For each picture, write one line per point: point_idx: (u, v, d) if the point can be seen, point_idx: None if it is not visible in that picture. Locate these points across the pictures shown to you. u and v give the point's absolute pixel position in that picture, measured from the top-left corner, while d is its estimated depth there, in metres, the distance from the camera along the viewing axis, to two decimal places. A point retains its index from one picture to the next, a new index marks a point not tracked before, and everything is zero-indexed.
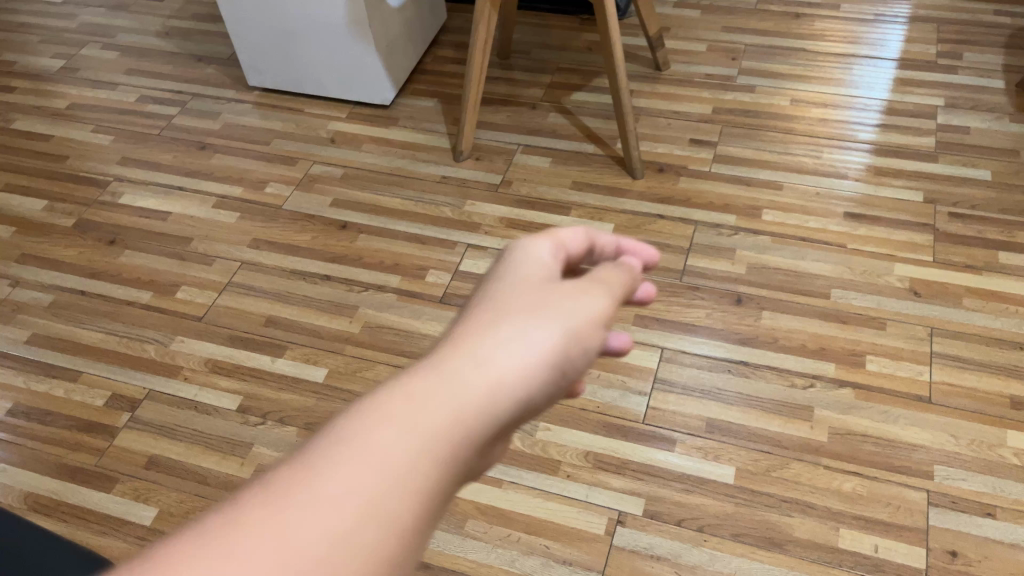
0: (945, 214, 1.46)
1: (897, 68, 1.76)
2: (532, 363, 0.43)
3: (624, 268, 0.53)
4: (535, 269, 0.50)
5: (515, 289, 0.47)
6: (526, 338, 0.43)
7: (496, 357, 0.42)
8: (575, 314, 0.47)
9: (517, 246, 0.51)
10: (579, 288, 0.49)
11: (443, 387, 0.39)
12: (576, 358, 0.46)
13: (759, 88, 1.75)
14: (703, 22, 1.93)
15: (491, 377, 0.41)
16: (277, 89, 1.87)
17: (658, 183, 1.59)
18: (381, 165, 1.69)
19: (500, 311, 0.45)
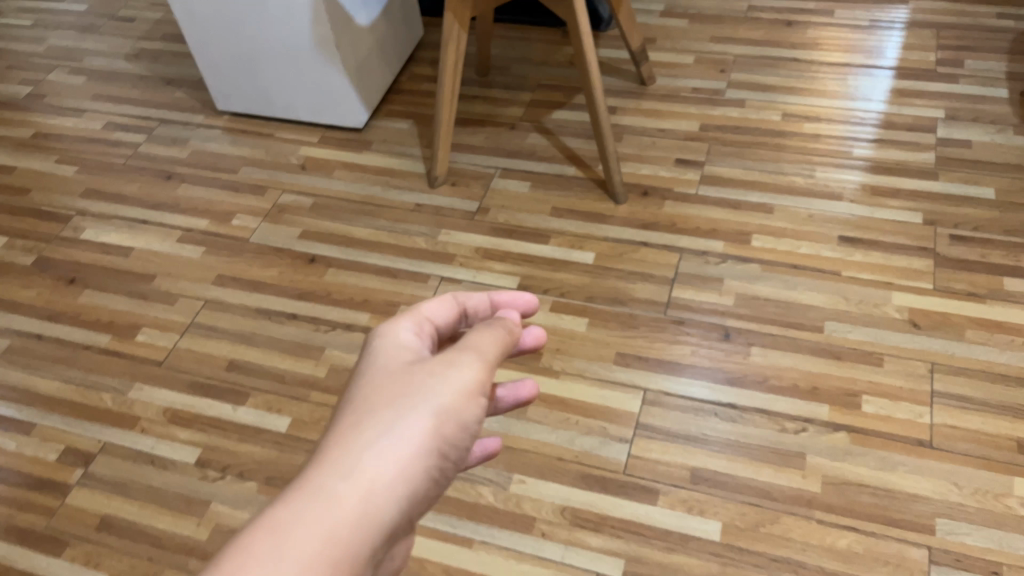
0: (945, 237, 1.38)
1: (894, 78, 1.67)
2: (404, 452, 0.52)
3: (491, 324, 0.62)
4: (399, 356, 0.59)
5: (386, 379, 0.56)
6: (406, 422, 0.54)
7: (366, 456, 0.51)
8: (440, 393, 0.56)
9: (381, 336, 0.60)
10: (443, 363, 0.58)
11: (319, 495, 0.48)
12: (455, 432, 0.56)
13: (749, 102, 1.67)
14: (691, 32, 1.85)
15: (365, 475, 0.50)
16: (248, 113, 1.80)
17: (643, 208, 1.51)
18: (353, 193, 1.62)
19: (369, 406, 0.54)
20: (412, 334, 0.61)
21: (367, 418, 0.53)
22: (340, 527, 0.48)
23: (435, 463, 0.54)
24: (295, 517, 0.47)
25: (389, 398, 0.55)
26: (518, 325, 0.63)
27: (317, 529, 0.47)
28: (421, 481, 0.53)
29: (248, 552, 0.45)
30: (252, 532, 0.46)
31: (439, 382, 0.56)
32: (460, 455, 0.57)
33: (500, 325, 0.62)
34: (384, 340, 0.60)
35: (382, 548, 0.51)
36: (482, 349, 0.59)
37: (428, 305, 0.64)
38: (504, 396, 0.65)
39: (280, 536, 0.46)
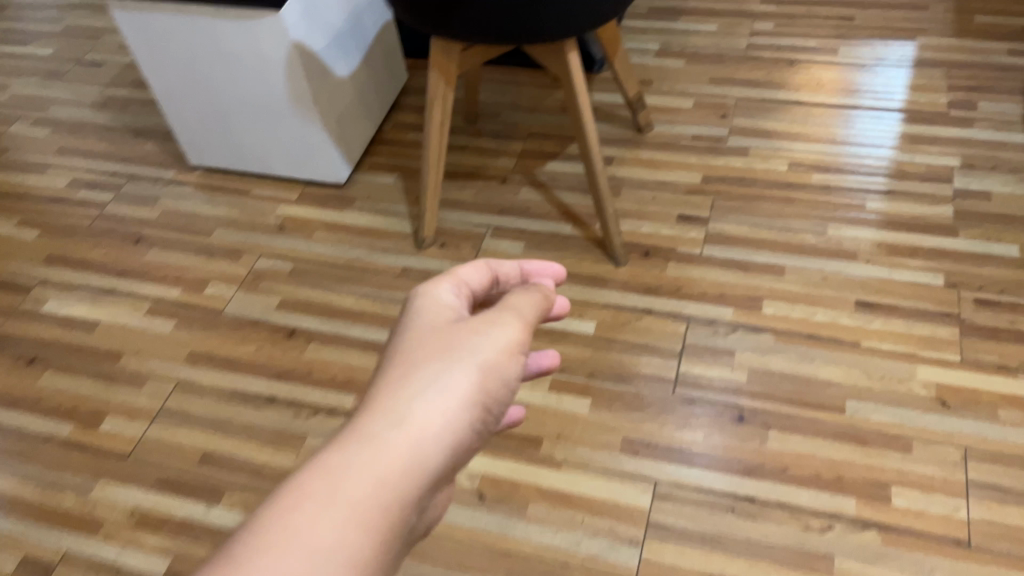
0: (969, 301, 1.29)
1: (905, 122, 1.58)
2: (453, 402, 0.50)
3: (526, 292, 0.61)
4: (440, 313, 0.57)
5: (431, 333, 0.54)
6: (456, 374, 0.51)
7: (415, 402, 0.48)
8: (484, 348, 0.54)
9: (421, 296, 0.59)
10: (485, 321, 0.56)
11: (369, 442, 0.45)
12: (498, 387, 0.54)
13: (753, 150, 1.58)
14: (688, 73, 1.75)
15: (416, 422, 0.47)
16: (221, 168, 1.69)
17: (645, 271, 1.42)
18: (334, 256, 1.51)
19: (414, 359, 0.52)
20: (450, 296, 0.60)
21: (412, 370, 0.51)
22: (391, 476, 0.44)
23: (479, 418, 0.52)
24: (345, 464, 0.44)
25: (434, 351, 0.53)
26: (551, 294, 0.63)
27: (367, 480, 0.43)
28: (468, 436, 0.50)
29: (297, 502, 0.42)
30: (300, 481, 0.43)
31: (484, 338, 0.54)
32: (500, 413, 0.55)
33: (535, 293, 0.61)
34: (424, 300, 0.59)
35: (428, 503, 0.47)
36: (522, 309, 0.58)
37: (465, 269, 0.62)
38: (529, 365, 0.65)
39: (331, 484, 0.43)
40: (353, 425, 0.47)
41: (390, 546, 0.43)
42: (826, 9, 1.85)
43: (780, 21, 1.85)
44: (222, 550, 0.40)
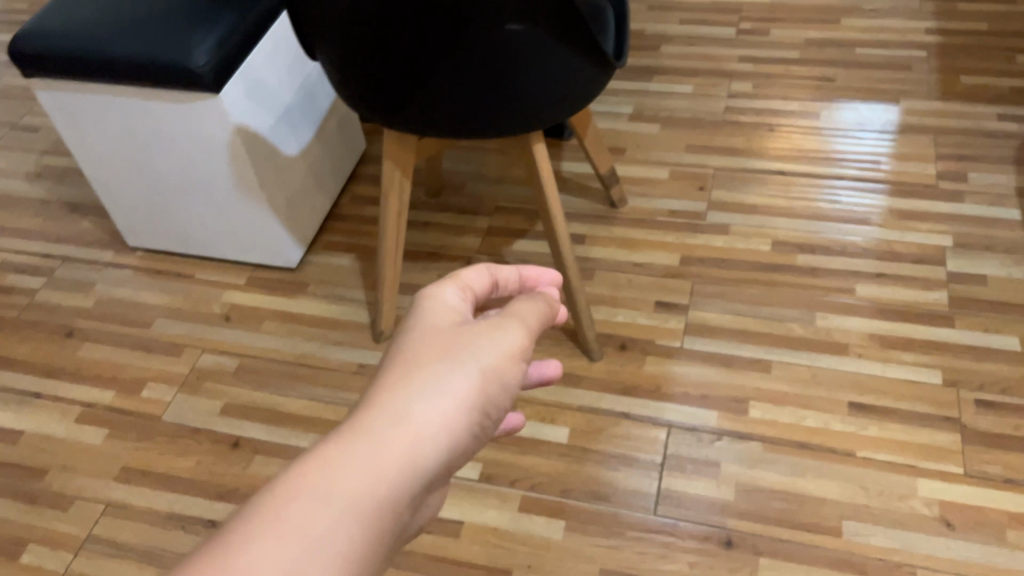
0: (970, 402, 1.20)
1: (894, 196, 1.49)
2: (451, 408, 0.48)
3: (531, 300, 0.59)
4: (446, 315, 0.55)
5: (433, 335, 0.53)
6: (453, 381, 0.50)
7: (413, 406, 0.47)
8: (486, 353, 0.52)
9: (424, 297, 0.57)
10: (489, 327, 0.55)
11: (365, 446, 0.44)
12: (497, 394, 0.52)
13: (733, 228, 1.48)
14: (663, 139, 1.66)
15: (409, 429, 0.46)
16: (164, 249, 1.57)
17: (621, 366, 1.31)
18: (284, 351, 1.39)
19: (415, 359, 0.51)
20: (455, 298, 0.58)
21: (413, 373, 0.49)
22: (381, 482, 0.44)
23: (476, 428, 0.50)
24: (339, 463, 0.43)
25: (435, 354, 0.51)
26: (558, 302, 0.61)
27: (357, 485, 0.43)
28: (465, 442, 0.49)
29: (286, 500, 0.41)
30: (292, 479, 0.42)
31: (485, 345, 0.53)
32: (498, 420, 0.53)
33: (541, 303, 0.59)
34: (427, 301, 0.57)
35: (419, 505, 0.47)
36: (525, 318, 0.57)
37: (470, 271, 0.61)
38: (530, 375, 0.62)
39: (322, 483, 0.42)
40: (349, 424, 0.46)
41: (372, 555, 0.42)
42: (806, 68, 1.76)
43: (758, 81, 1.75)
44: (197, 550, 0.39)
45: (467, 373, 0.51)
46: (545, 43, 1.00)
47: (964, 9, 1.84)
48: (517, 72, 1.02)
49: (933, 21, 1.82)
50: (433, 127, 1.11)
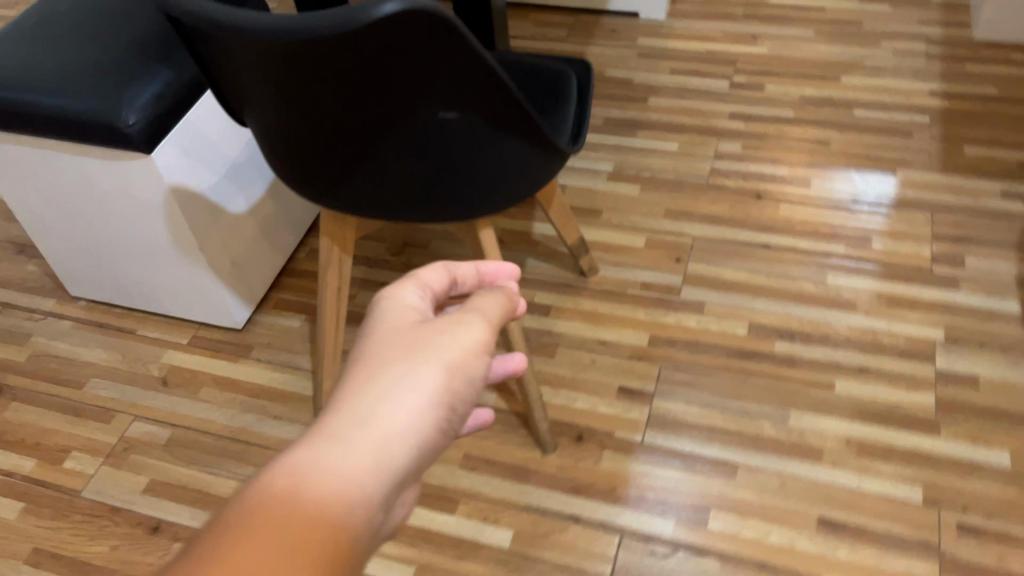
0: (952, 525, 1.09)
1: (884, 279, 1.38)
2: (419, 403, 0.50)
3: (490, 294, 0.61)
4: (406, 315, 0.56)
5: (394, 334, 0.54)
6: (419, 376, 0.51)
7: (380, 405, 0.49)
8: (450, 348, 0.54)
9: (383, 299, 0.58)
10: (449, 323, 0.56)
11: (336, 446, 0.46)
12: (463, 388, 0.53)
13: (709, 307, 1.38)
14: (642, 203, 1.56)
15: (379, 425, 0.48)
16: (106, 300, 1.49)
17: (575, 461, 1.21)
18: (220, 423, 1.31)
19: (380, 361, 0.52)
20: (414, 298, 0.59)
21: (376, 376, 0.51)
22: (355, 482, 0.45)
23: (445, 418, 0.52)
24: (316, 463, 0.45)
25: (396, 356, 0.52)
26: (517, 297, 0.62)
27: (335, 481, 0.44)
28: (434, 436, 0.50)
29: (266, 504, 0.42)
30: (265, 486, 0.43)
31: (448, 341, 0.54)
32: (466, 412, 0.55)
33: (500, 297, 0.61)
34: (385, 303, 0.58)
35: (396, 499, 0.48)
36: (486, 311, 0.58)
37: (427, 269, 0.62)
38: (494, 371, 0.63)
39: (297, 483, 0.43)
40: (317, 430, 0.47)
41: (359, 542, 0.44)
42: (800, 129, 1.66)
43: (748, 141, 1.65)
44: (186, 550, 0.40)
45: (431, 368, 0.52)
46: (484, 131, 0.90)
47: (973, 69, 1.73)
48: (454, 159, 0.92)
49: (939, 83, 1.71)
50: (366, 206, 1.01)
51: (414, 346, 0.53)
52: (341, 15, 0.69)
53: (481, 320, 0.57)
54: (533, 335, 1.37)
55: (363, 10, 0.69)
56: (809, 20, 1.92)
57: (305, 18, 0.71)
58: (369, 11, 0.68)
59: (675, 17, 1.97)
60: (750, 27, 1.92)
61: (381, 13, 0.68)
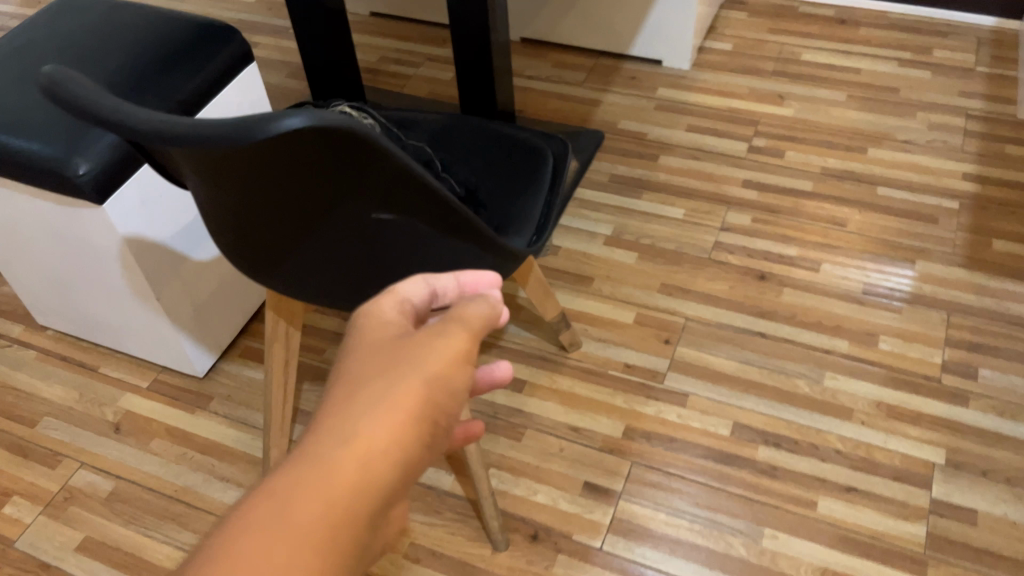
0: None
1: (887, 385, 1.27)
2: (390, 425, 0.45)
3: (471, 299, 0.52)
4: (383, 331, 0.51)
5: (372, 349, 0.49)
6: (395, 391, 0.46)
7: (354, 428, 0.44)
8: (431, 358, 0.48)
9: (363, 314, 0.52)
10: (427, 334, 0.49)
11: (311, 475, 0.42)
12: (448, 398, 0.48)
13: (693, 399, 1.28)
14: (637, 274, 1.47)
15: (351, 450, 0.43)
16: (71, 333, 1.44)
17: (526, 562, 1.13)
18: (165, 480, 1.25)
19: (352, 385, 0.47)
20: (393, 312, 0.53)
21: (347, 400, 0.46)
22: (329, 514, 0.42)
23: (431, 429, 0.47)
24: (283, 492, 0.41)
25: (367, 380, 0.47)
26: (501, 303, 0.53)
27: (311, 510, 0.41)
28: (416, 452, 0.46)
29: (226, 547, 0.39)
30: (243, 518, 0.41)
31: (428, 352, 0.48)
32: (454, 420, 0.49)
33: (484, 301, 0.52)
34: (365, 318, 0.52)
35: (384, 511, 0.45)
36: (465, 321, 0.50)
37: (406, 284, 0.55)
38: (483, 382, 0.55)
39: (273, 513, 0.41)
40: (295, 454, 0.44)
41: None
42: (817, 204, 1.55)
43: (760, 214, 1.54)
44: None
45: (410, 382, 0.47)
46: (425, 233, 0.83)
47: (1013, 152, 1.60)
48: (394, 256, 0.85)
49: (974, 164, 1.59)
50: (301, 292, 0.94)
51: (393, 359, 0.48)
52: (236, 125, 0.61)
53: (461, 326, 0.50)
54: (502, 413, 1.29)
55: (259, 124, 0.61)
56: (841, 81, 1.80)
57: (201, 123, 0.62)
58: (266, 125, 0.60)
59: (698, 68, 1.87)
60: (777, 84, 1.81)
61: (281, 129, 0.61)
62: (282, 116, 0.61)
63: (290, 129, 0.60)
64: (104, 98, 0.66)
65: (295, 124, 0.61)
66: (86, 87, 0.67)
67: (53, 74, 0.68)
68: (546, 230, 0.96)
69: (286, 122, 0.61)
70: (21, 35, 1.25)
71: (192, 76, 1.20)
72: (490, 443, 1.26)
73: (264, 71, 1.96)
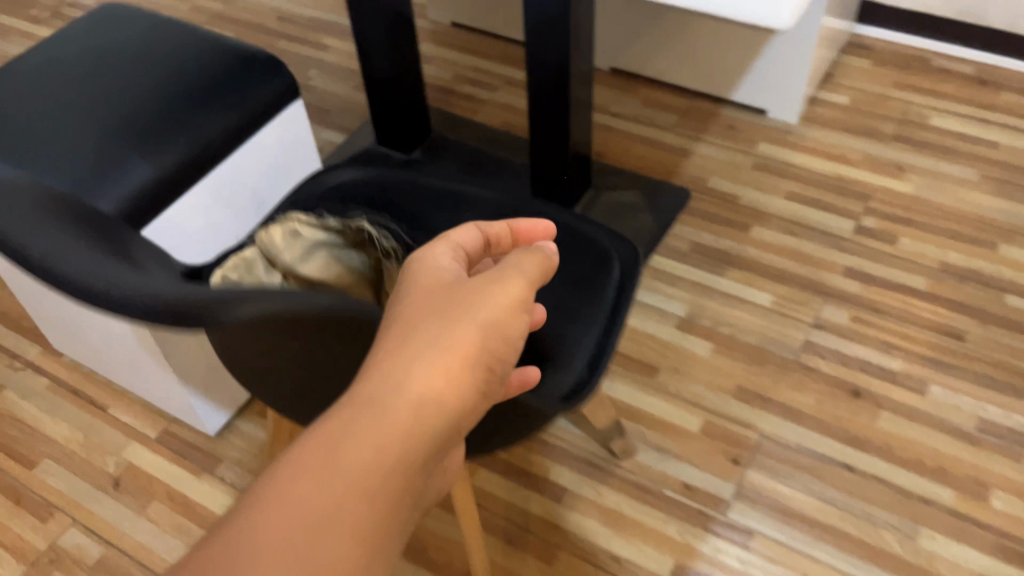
0: None
1: (996, 556, 1.06)
2: (445, 368, 0.43)
3: (524, 253, 0.52)
4: (437, 277, 0.49)
5: (425, 296, 0.47)
6: (451, 334, 0.44)
7: (411, 371, 0.42)
8: (487, 306, 0.46)
9: (415, 260, 0.50)
10: (482, 281, 0.48)
11: (368, 414, 0.40)
12: (503, 346, 0.46)
13: (758, 540, 1.10)
14: (709, 370, 1.28)
15: (408, 392, 0.41)
16: (86, 363, 1.33)
17: None
18: (157, 554, 1.13)
19: (407, 326, 0.45)
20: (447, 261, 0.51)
21: (402, 346, 0.44)
22: (386, 451, 0.39)
23: (484, 380, 0.45)
24: (341, 429, 0.39)
25: (422, 321, 0.45)
26: (554, 255, 0.54)
27: (369, 446, 0.39)
28: (471, 399, 0.44)
29: (283, 479, 0.37)
30: (295, 457, 0.38)
31: (484, 300, 0.46)
32: (506, 374, 0.48)
33: (535, 255, 0.52)
34: (416, 264, 0.50)
35: (436, 460, 0.43)
36: (523, 272, 0.49)
37: (459, 233, 0.54)
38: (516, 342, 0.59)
39: (329, 449, 0.38)
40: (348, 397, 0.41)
41: (392, 522, 0.39)
42: (930, 308, 1.33)
43: (860, 313, 1.33)
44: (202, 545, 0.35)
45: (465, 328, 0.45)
46: None
47: None
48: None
49: None
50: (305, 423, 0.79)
51: (448, 305, 0.46)
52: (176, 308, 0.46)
53: (516, 277, 0.49)
54: (535, 526, 1.13)
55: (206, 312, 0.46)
56: (973, 154, 1.56)
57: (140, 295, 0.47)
58: (215, 314, 0.45)
59: (807, 122, 1.65)
60: (896, 152, 1.58)
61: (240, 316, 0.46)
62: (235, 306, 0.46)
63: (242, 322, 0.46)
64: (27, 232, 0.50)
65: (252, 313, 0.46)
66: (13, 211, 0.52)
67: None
68: (596, 373, 0.80)
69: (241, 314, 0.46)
70: (50, 48, 1.12)
71: (223, 117, 1.05)
72: (516, 562, 1.10)
73: (331, 79, 1.82)
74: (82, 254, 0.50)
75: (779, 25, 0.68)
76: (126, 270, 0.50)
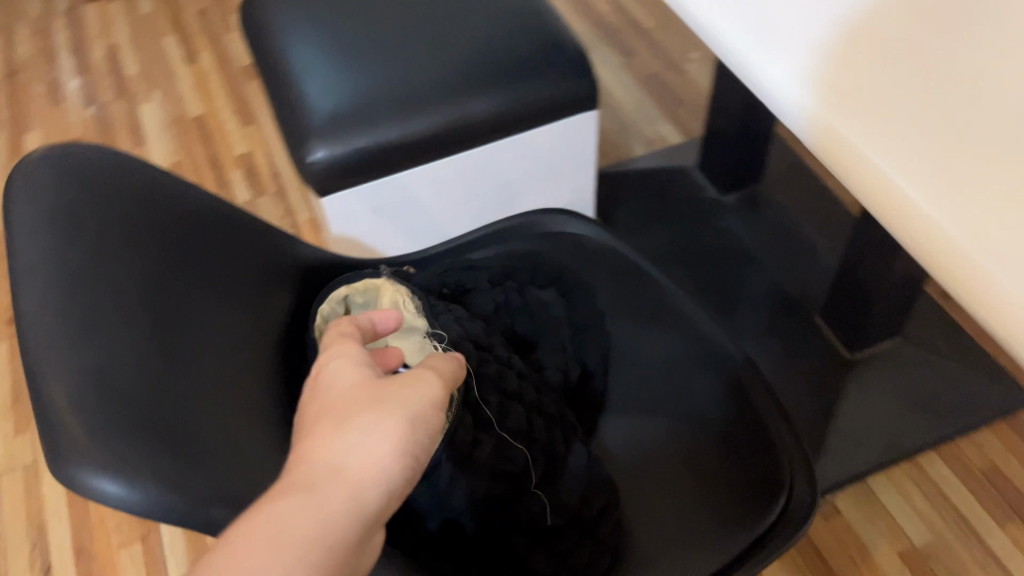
0: None
1: None
2: (373, 457, 0.39)
3: (431, 361, 0.48)
4: (345, 381, 0.44)
5: (341, 393, 0.43)
6: (376, 425, 0.41)
7: (338, 463, 0.39)
8: (411, 400, 0.43)
9: (321, 365, 0.46)
10: (399, 381, 0.44)
11: (300, 507, 0.36)
12: (430, 443, 0.43)
13: None
14: None
15: (336, 478, 0.38)
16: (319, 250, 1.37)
17: None
18: None
19: (338, 422, 0.41)
20: (348, 366, 0.45)
21: (329, 443, 0.40)
22: (323, 544, 0.36)
23: (412, 472, 0.42)
24: (272, 517, 0.36)
25: (350, 416, 0.41)
26: (460, 359, 0.50)
27: (304, 538, 0.35)
28: (402, 485, 0.40)
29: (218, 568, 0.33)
30: (230, 556, 0.34)
31: (405, 394, 0.43)
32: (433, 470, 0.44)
33: (451, 362, 0.49)
34: (324, 368, 0.45)
35: (372, 537, 0.39)
36: (439, 374, 0.46)
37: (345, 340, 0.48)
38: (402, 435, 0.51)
39: (264, 533, 0.35)
40: (271, 496, 0.37)
41: None
42: None
43: None
44: None
45: (390, 422, 0.41)
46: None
47: None
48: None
49: None
50: None
51: (370, 399, 0.42)
52: (47, 420, 0.39)
53: (433, 377, 0.45)
54: None
55: (61, 452, 0.38)
56: None
57: (43, 381, 0.40)
58: (67, 470, 0.38)
59: None
60: None
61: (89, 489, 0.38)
62: (96, 463, 0.38)
63: (88, 497, 0.38)
64: (34, 223, 0.47)
65: (110, 495, 0.38)
66: (45, 193, 0.48)
67: (44, 155, 0.51)
68: None
69: (91, 480, 0.38)
70: None
71: (497, 99, 0.95)
72: None
73: (707, 69, 1.63)
74: (67, 275, 0.45)
75: (952, 275, 0.48)
76: (93, 314, 0.44)
